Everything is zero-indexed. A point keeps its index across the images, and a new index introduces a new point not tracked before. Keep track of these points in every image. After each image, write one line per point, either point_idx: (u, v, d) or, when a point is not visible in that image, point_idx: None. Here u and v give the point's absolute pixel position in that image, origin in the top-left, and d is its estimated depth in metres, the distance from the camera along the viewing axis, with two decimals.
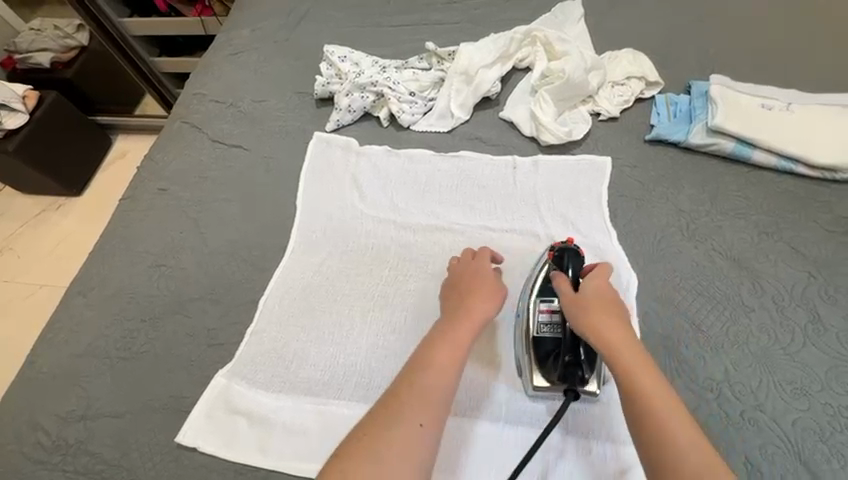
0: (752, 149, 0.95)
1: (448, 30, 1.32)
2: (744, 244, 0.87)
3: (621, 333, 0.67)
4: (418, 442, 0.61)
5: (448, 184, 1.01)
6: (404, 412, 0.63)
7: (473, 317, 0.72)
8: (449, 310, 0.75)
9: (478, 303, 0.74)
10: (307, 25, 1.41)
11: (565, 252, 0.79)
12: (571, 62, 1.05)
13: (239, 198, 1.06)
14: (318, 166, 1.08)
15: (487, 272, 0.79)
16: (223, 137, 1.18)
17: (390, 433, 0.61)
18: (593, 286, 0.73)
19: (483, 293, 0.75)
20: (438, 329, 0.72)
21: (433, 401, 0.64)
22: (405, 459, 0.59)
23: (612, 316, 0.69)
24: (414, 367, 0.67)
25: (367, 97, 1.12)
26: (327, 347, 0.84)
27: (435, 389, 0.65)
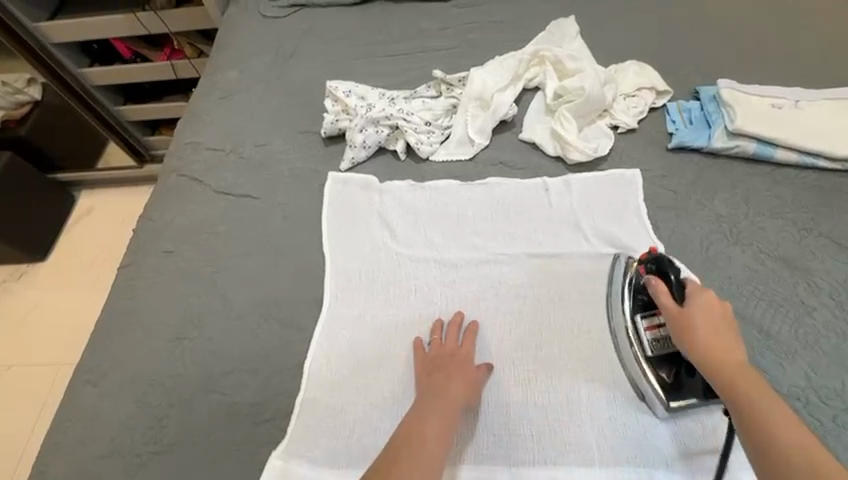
0: (774, 148, 0.97)
1: (446, 55, 1.31)
2: (788, 243, 0.88)
3: (719, 334, 0.67)
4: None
5: (482, 214, 0.97)
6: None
7: (450, 400, 0.72)
8: (428, 391, 0.74)
9: (455, 386, 0.74)
10: (298, 62, 1.36)
11: (659, 260, 0.77)
12: (586, 79, 1.04)
13: (258, 251, 0.98)
14: (339, 209, 1.02)
15: (467, 355, 0.78)
16: (228, 188, 1.09)
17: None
18: (697, 295, 0.71)
19: (454, 371, 0.76)
20: (421, 406, 0.72)
21: (424, 473, 0.64)
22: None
23: (712, 320, 0.69)
24: (404, 448, 0.66)
25: (382, 132, 1.07)
26: (391, 407, 0.77)
27: (431, 464, 0.65)
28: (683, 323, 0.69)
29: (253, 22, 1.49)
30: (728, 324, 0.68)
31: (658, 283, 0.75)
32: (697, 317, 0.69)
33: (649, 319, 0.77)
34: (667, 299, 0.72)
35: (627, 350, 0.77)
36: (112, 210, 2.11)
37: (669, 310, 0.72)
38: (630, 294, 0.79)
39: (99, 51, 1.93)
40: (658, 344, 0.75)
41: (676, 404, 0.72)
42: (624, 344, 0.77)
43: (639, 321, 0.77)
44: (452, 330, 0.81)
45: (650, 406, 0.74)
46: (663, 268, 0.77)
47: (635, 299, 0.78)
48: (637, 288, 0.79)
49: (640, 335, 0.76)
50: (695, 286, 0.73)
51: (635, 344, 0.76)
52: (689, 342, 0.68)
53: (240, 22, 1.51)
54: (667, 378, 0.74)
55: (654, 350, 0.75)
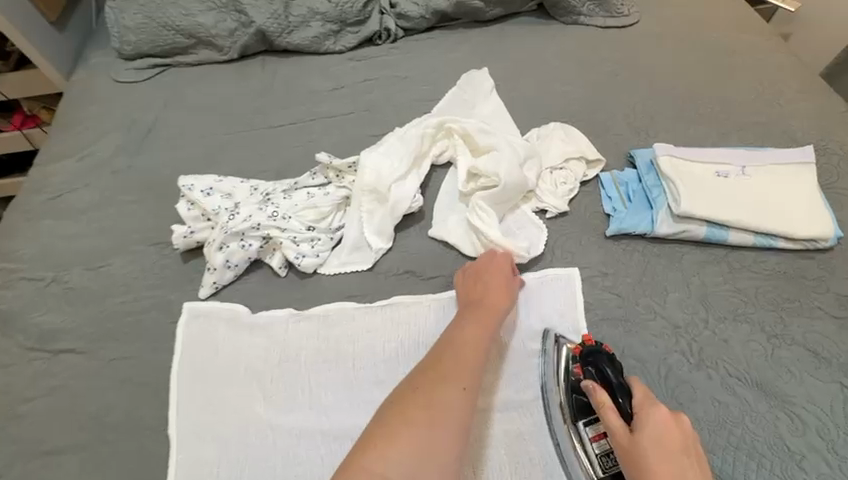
0: (727, 229, 0.82)
1: (342, 122, 1.08)
2: (759, 359, 0.71)
3: (678, 468, 0.55)
4: (464, 412, 0.58)
5: (387, 351, 0.75)
6: (445, 382, 0.60)
7: (486, 314, 0.70)
8: (467, 307, 0.72)
9: (496, 300, 0.72)
10: (158, 141, 1.08)
11: (596, 354, 0.67)
12: (503, 160, 0.85)
13: (76, 443, 0.70)
14: (195, 361, 0.76)
15: (503, 277, 0.76)
16: (43, 339, 0.80)
17: (443, 404, 0.57)
18: (649, 408, 0.59)
19: (498, 292, 0.73)
20: (463, 317, 0.70)
21: (468, 370, 0.62)
22: (455, 427, 0.56)
23: (669, 446, 0.56)
24: (446, 352, 0.64)
25: (251, 246, 0.82)
26: None
27: (464, 375, 0.62)
28: (633, 451, 0.57)
29: (104, 90, 1.20)
30: (686, 455, 0.55)
31: (598, 392, 0.63)
32: (650, 444, 0.56)
33: (594, 426, 0.67)
34: (614, 416, 0.60)
35: (565, 433, 0.67)
36: None
37: (617, 431, 0.59)
38: (567, 395, 0.69)
39: None
40: (608, 459, 0.65)
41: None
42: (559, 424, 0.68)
43: (582, 428, 0.67)
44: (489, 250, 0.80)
45: None
46: (602, 367, 0.65)
47: (574, 400, 0.69)
48: (574, 390, 0.69)
49: (580, 431, 0.67)
50: (642, 394, 0.62)
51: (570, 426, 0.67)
52: (638, 477, 0.55)
53: (89, 90, 1.21)
54: (610, 466, 0.65)
55: (599, 447, 0.66)
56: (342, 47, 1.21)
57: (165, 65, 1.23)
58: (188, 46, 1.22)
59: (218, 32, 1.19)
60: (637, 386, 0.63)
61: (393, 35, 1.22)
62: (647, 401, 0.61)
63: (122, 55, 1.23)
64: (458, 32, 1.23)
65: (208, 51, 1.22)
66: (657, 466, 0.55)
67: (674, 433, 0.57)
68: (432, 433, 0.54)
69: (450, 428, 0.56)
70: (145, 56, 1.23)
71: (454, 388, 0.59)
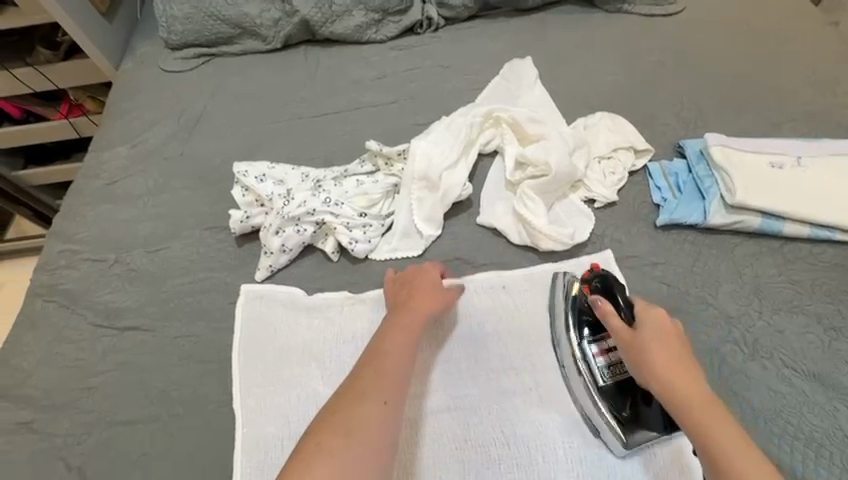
0: (781, 220, 0.81)
1: (386, 111, 1.09)
2: (816, 351, 0.71)
3: (674, 356, 0.62)
4: (385, 424, 0.59)
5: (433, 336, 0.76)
6: (364, 399, 0.60)
7: (411, 318, 0.71)
8: (395, 313, 0.73)
9: (422, 303, 0.73)
10: (207, 129, 1.11)
11: (605, 279, 0.71)
12: (552, 149, 0.86)
13: (147, 415, 0.74)
14: (255, 342, 0.78)
15: (432, 280, 0.76)
16: (109, 317, 0.84)
17: (361, 419, 0.58)
18: (646, 312, 0.65)
19: (423, 297, 0.73)
20: (387, 327, 0.70)
21: (392, 380, 0.63)
22: (375, 440, 0.57)
23: (664, 338, 0.63)
24: (370, 364, 0.64)
25: (305, 231, 0.84)
26: None
27: (385, 385, 0.62)
28: (637, 344, 0.63)
29: (153, 79, 1.24)
30: (678, 345, 0.63)
31: (603, 303, 0.68)
32: (649, 341, 0.63)
33: (598, 343, 0.72)
34: (616, 320, 0.66)
35: (584, 390, 0.70)
36: (23, 291, 1.76)
37: (619, 331, 0.65)
38: (575, 319, 0.73)
39: None
40: (611, 371, 0.70)
41: (635, 438, 0.66)
42: (578, 385, 0.71)
43: (587, 347, 0.72)
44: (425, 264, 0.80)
45: (604, 441, 0.68)
46: (610, 287, 0.70)
47: (580, 323, 0.73)
48: (580, 311, 0.73)
49: (589, 362, 0.71)
50: (641, 303, 0.67)
51: (586, 381, 0.70)
52: (640, 366, 0.62)
53: (138, 79, 1.25)
54: (622, 410, 0.68)
55: (607, 380, 0.70)
56: (383, 36, 1.22)
57: (211, 55, 1.26)
58: (233, 36, 1.24)
59: (262, 21, 1.21)
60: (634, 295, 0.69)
61: (435, 25, 1.22)
62: (646, 309, 0.66)
63: (169, 45, 1.27)
64: (499, 21, 1.23)
65: (253, 41, 1.25)
66: (659, 353, 0.62)
67: (667, 331, 0.64)
68: (356, 451, 0.55)
69: (366, 444, 0.56)
70: (192, 46, 1.26)
71: (371, 407, 0.59)
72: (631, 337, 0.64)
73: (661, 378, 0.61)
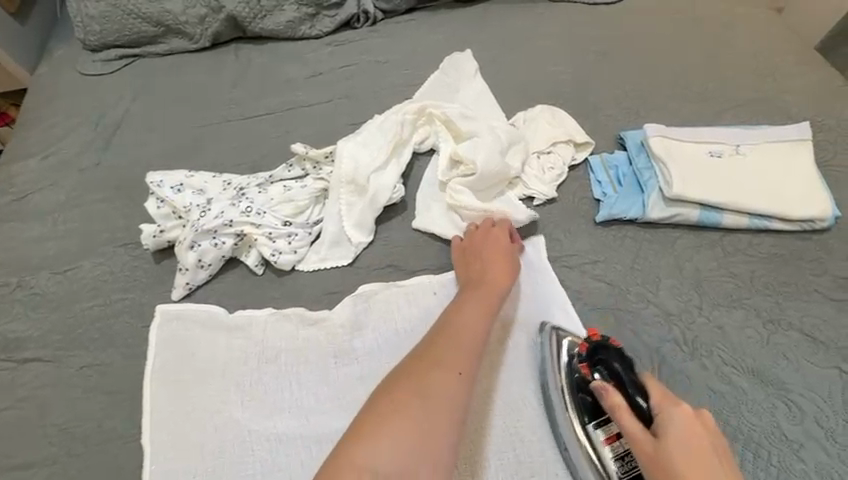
0: (720, 211, 0.78)
1: (320, 111, 1.03)
2: (755, 345, 0.68)
3: (712, 476, 0.51)
4: (459, 395, 0.57)
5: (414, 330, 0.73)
6: (435, 369, 0.58)
7: (493, 295, 0.69)
8: (470, 278, 0.72)
9: (499, 276, 0.71)
10: (127, 136, 1.03)
11: (606, 353, 0.62)
12: (486, 146, 0.81)
13: (45, 457, 0.67)
14: (169, 367, 0.72)
15: (501, 243, 0.75)
16: (9, 348, 0.76)
17: (436, 386, 0.56)
18: (670, 410, 0.55)
19: (498, 264, 0.72)
20: (465, 295, 0.69)
21: (461, 352, 0.60)
22: (451, 410, 0.55)
23: (695, 450, 0.53)
24: (442, 335, 0.62)
25: (223, 244, 0.78)
26: None
27: (457, 357, 0.60)
28: (661, 460, 0.53)
29: (70, 83, 1.14)
30: (712, 454, 0.53)
31: (613, 398, 0.58)
32: (674, 447, 0.53)
33: (605, 428, 0.62)
34: (633, 423, 0.55)
35: (564, 422, 0.63)
36: None
37: (638, 437, 0.55)
38: (574, 396, 0.64)
39: None
40: (624, 466, 0.60)
41: None
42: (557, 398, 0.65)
43: (594, 433, 0.61)
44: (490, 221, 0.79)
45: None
46: (611, 367, 0.61)
47: (582, 404, 0.63)
48: (580, 390, 0.63)
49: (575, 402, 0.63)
50: (658, 391, 0.57)
51: (565, 395, 0.64)
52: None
53: (53, 84, 1.15)
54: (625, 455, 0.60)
55: (602, 428, 0.62)
56: (318, 31, 1.15)
57: (133, 56, 1.17)
58: (157, 35, 1.16)
59: (187, 19, 1.14)
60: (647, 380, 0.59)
61: (372, 18, 1.16)
62: (664, 399, 0.57)
63: (88, 47, 1.17)
64: (440, 14, 1.18)
65: (178, 40, 1.17)
66: (691, 473, 0.51)
67: (697, 437, 0.53)
68: (429, 416, 0.53)
69: (442, 416, 0.54)
70: (112, 46, 1.17)
71: (446, 377, 0.57)
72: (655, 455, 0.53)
73: None
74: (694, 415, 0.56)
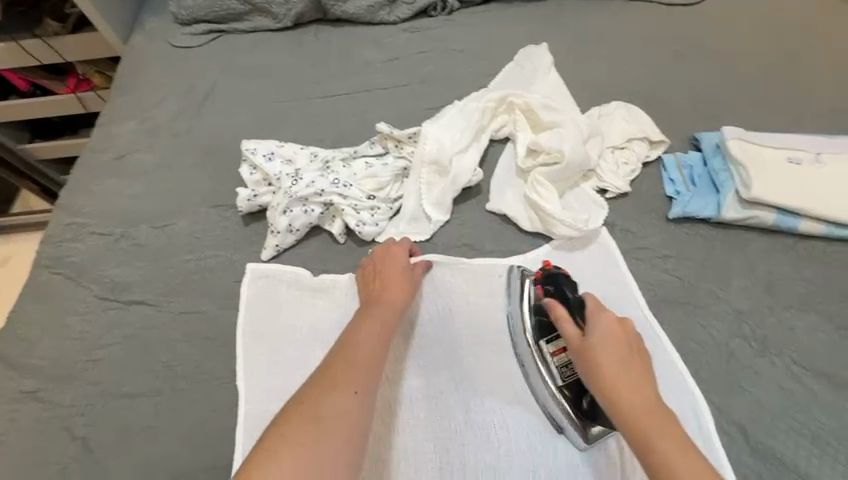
0: (797, 217, 0.79)
1: (397, 94, 1.08)
2: (826, 349, 0.70)
3: (629, 370, 0.59)
4: (354, 416, 0.57)
5: (477, 303, 0.78)
6: (335, 389, 0.59)
7: (386, 313, 0.69)
8: (368, 302, 0.72)
9: (395, 294, 0.72)
10: (216, 107, 1.10)
11: (557, 279, 0.71)
12: (566, 136, 0.84)
13: (151, 389, 0.74)
14: (259, 321, 0.78)
15: (401, 265, 0.76)
16: (116, 290, 0.84)
17: (327, 408, 0.57)
18: (599, 316, 0.63)
19: (395, 286, 0.73)
20: (362, 319, 0.69)
21: (364, 369, 0.62)
22: (345, 429, 0.56)
23: (616, 345, 0.61)
24: (343, 351, 0.64)
25: (312, 211, 0.84)
26: None
27: (357, 379, 0.61)
28: (587, 349, 0.61)
29: (162, 54, 1.22)
30: (632, 353, 0.61)
31: (557, 307, 0.66)
32: (598, 341, 0.61)
33: (554, 342, 0.70)
34: (569, 326, 0.64)
35: (542, 388, 0.69)
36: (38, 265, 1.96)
37: (572, 337, 0.63)
38: (531, 318, 0.71)
39: None
40: (567, 370, 0.68)
41: (594, 433, 0.66)
42: (537, 376, 0.70)
43: (544, 346, 0.70)
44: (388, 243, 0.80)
45: (567, 435, 0.67)
46: (561, 288, 0.70)
47: (536, 320, 0.71)
48: (536, 311, 0.71)
49: (547, 361, 0.69)
50: (595, 303, 0.66)
51: (542, 371, 0.69)
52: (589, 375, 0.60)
53: (146, 54, 1.23)
54: (582, 405, 0.66)
55: (562, 378, 0.68)
56: (396, 17, 1.19)
57: (220, 31, 1.24)
58: (244, 13, 1.22)
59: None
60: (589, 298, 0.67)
61: (449, 8, 1.20)
62: (598, 309, 0.65)
63: (179, 21, 1.25)
64: (515, 6, 1.20)
65: (263, 19, 1.23)
66: (611, 370, 0.59)
67: (620, 338, 0.61)
68: (331, 428, 0.55)
69: (335, 440, 0.55)
70: (202, 21, 1.24)
71: (341, 395, 0.58)
72: (586, 351, 0.61)
73: (615, 389, 0.58)
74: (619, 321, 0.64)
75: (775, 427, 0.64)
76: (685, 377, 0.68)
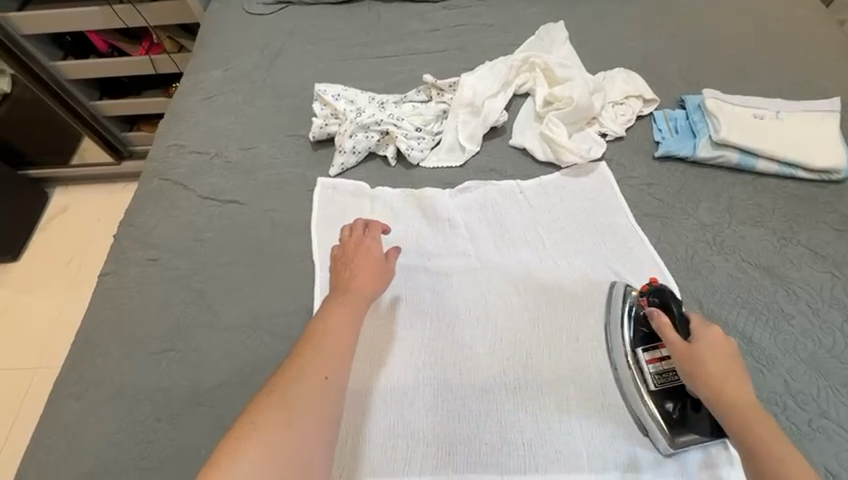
0: (756, 158, 1.00)
1: (436, 58, 1.30)
2: (767, 251, 0.91)
3: (732, 375, 0.67)
4: (324, 400, 0.65)
5: (507, 216, 0.98)
6: (304, 376, 0.66)
7: (355, 299, 0.78)
8: (337, 288, 0.81)
9: (364, 281, 0.81)
10: (285, 62, 1.33)
11: (662, 292, 0.79)
12: (575, 87, 1.06)
13: (247, 261, 0.96)
14: (329, 217, 1.01)
15: (375, 252, 0.86)
16: (214, 193, 1.07)
17: (299, 398, 0.64)
18: (705, 330, 0.71)
19: (367, 275, 0.82)
20: (328, 307, 0.77)
21: (334, 356, 0.70)
22: (318, 414, 0.64)
23: (722, 356, 0.68)
24: (309, 342, 0.71)
25: (371, 137, 1.06)
26: (397, 436, 0.75)
27: (325, 365, 0.68)
28: (692, 354, 0.69)
29: (238, 19, 1.45)
30: (734, 361, 0.68)
31: (662, 317, 0.75)
32: (704, 352, 0.69)
33: (651, 352, 0.78)
34: (672, 333, 0.72)
35: (633, 390, 0.76)
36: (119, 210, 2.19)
37: (678, 345, 0.71)
38: (630, 327, 0.80)
39: (72, 42, 1.95)
40: (661, 378, 0.76)
41: (682, 441, 0.72)
42: (628, 383, 0.77)
43: (641, 354, 0.78)
44: (362, 228, 0.90)
45: (653, 441, 0.73)
46: (665, 300, 0.78)
47: (636, 330, 0.79)
48: (638, 321, 0.80)
49: (641, 366, 0.77)
50: (698, 320, 0.73)
51: (636, 380, 0.76)
52: (698, 383, 0.67)
53: (224, 18, 1.46)
54: (672, 412, 0.73)
55: (655, 385, 0.76)
56: None
57: (287, 2, 1.47)
58: None
59: None
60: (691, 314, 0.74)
61: None
62: (701, 325, 0.72)
63: None
64: None
65: None
66: (718, 377, 0.66)
67: (721, 352, 0.69)
68: (305, 416, 0.63)
69: (310, 426, 0.63)
70: None
71: (312, 383, 0.66)
72: (687, 357, 0.69)
73: (718, 391, 0.65)
74: (723, 336, 0.71)
75: (727, 301, 0.85)
76: (665, 276, 0.88)
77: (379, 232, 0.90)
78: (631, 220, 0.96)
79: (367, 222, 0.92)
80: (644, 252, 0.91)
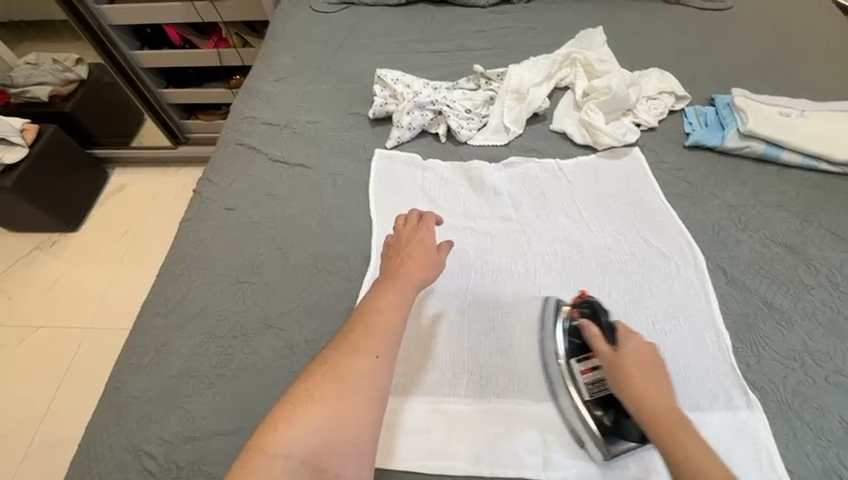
0: (780, 150, 1.09)
1: (484, 55, 1.43)
2: (790, 231, 0.98)
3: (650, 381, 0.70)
4: (373, 378, 0.69)
5: (546, 190, 1.08)
6: (357, 354, 0.70)
7: (405, 282, 0.83)
8: (389, 271, 0.86)
9: (415, 266, 0.86)
10: (347, 53, 1.48)
11: (594, 305, 0.82)
12: (613, 79, 1.16)
13: (312, 213, 1.08)
14: (385, 182, 1.13)
15: (426, 242, 0.90)
16: (283, 157, 1.20)
17: (353, 370, 0.68)
18: (629, 340, 0.76)
19: (418, 262, 0.86)
20: (380, 287, 0.82)
21: (385, 336, 0.73)
22: (369, 388, 0.68)
23: (643, 362, 0.72)
24: (362, 320, 0.75)
25: (426, 116, 1.19)
26: (446, 367, 0.84)
27: (376, 345, 0.72)
28: (617, 360, 0.73)
29: (305, 15, 1.62)
30: (656, 370, 0.72)
31: (593, 328, 0.78)
32: (627, 358, 0.73)
33: (584, 362, 0.80)
34: (601, 342, 0.75)
35: (567, 399, 0.78)
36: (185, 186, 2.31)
37: (604, 351, 0.74)
38: (564, 336, 0.82)
39: (151, 34, 2.15)
40: (594, 388, 0.78)
41: (617, 448, 0.73)
42: (565, 393, 0.79)
43: (575, 366, 0.79)
44: (416, 219, 0.95)
45: (588, 453, 0.75)
46: (596, 311, 0.82)
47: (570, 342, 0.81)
48: (570, 330, 0.82)
49: (575, 379, 0.79)
50: (625, 330, 0.78)
51: (571, 391, 0.78)
52: (619, 384, 0.71)
53: (293, 14, 1.63)
54: (603, 420, 0.74)
55: (589, 394, 0.77)
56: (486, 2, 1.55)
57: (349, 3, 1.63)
58: None
59: None
60: (621, 325, 0.79)
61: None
62: (629, 334, 0.77)
63: None
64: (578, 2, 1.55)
65: None
66: (639, 380, 0.70)
67: (648, 357, 0.73)
68: (354, 392, 0.67)
69: (360, 404, 0.66)
70: None
71: (363, 360, 0.69)
72: (617, 362, 0.72)
73: (637, 395, 0.69)
74: (647, 345, 0.76)
75: (749, 270, 0.93)
76: (692, 248, 0.95)
77: (433, 225, 0.94)
78: (661, 198, 1.04)
79: (422, 214, 0.96)
80: (674, 227, 0.99)
